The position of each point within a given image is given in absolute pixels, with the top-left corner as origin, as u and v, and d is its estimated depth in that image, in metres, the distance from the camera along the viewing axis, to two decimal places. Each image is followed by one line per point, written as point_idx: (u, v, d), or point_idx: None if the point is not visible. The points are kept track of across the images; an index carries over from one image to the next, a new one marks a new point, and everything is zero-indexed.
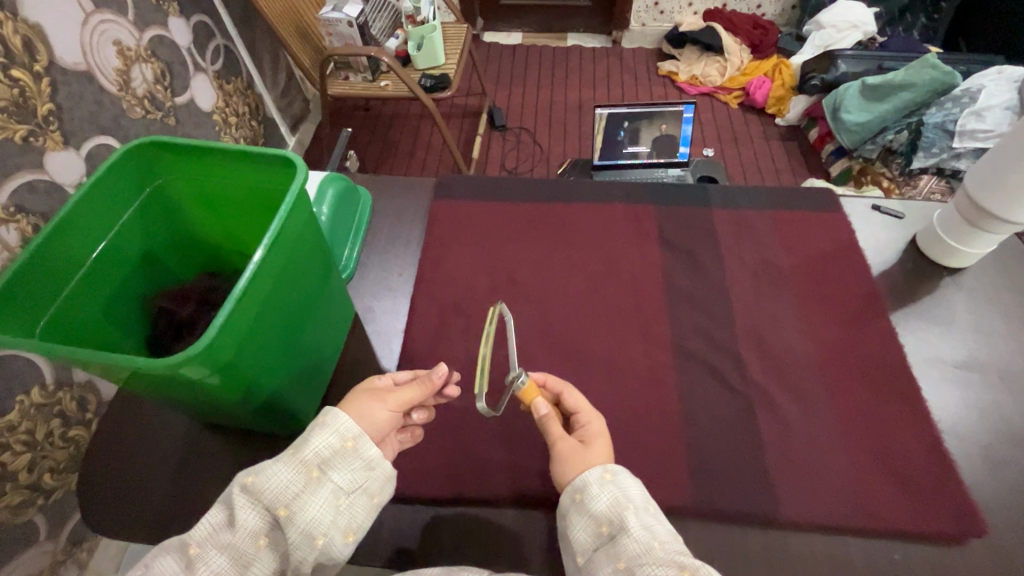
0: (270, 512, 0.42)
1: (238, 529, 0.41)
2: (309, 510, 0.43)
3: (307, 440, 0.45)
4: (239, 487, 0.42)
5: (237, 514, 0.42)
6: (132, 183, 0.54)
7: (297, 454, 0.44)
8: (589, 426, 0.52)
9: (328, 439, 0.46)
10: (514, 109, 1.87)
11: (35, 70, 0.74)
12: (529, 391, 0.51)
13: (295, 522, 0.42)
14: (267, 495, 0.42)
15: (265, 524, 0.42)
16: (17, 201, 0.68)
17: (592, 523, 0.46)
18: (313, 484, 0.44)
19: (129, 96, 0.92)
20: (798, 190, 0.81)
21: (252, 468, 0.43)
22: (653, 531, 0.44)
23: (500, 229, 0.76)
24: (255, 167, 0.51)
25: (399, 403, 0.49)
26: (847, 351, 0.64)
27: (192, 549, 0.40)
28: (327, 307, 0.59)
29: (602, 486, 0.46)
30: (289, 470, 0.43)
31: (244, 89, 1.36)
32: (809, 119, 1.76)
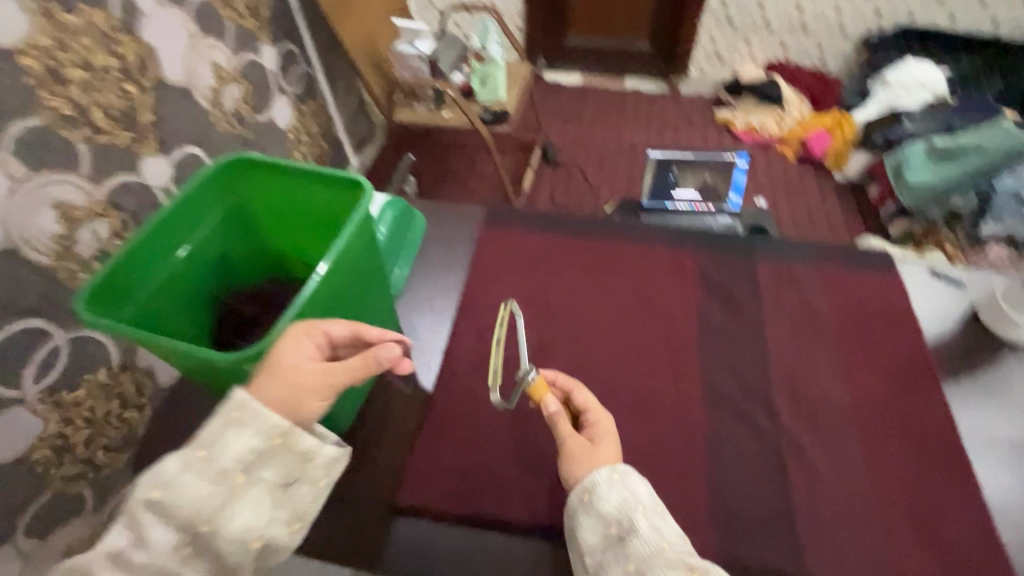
0: (187, 528, 0.41)
1: (154, 548, 0.40)
2: (236, 515, 0.42)
3: (221, 447, 0.42)
4: (146, 502, 0.40)
5: (151, 530, 0.40)
6: (218, 192, 0.59)
7: (211, 465, 0.42)
8: (598, 425, 0.53)
9: (246, 446, 0.43)
10: (567, 146, 1.92)
11: (142, 84, 0.83)
12: (538, 388, 0.53)
13: (220, 531, 0.41)
14: (180, 513, 0.41)
15: (185, 537, 0.41)
16: (113, 198, 0.76)
17: (601, 523, 0.47)
18: (237, 489, 0.42)
19: (218, 112, 1.00)
20: (851, 247, 0.79)
21: (158, 479, 0.41)
22: (661, 533, 0.45)
23: (545, 260, 0.79)
24: (328, 188, 0.56)
25: (324, 380, 0.46)
26: (891, 417, 0.62)
27: (104, 573, 0.39)
28: (377, 322, 0.63)
29: (611, 487, 0.48)
30: (203, 483, 0.41)
31: (318, 110, 1.46)
32: (869, 176, 1.73)
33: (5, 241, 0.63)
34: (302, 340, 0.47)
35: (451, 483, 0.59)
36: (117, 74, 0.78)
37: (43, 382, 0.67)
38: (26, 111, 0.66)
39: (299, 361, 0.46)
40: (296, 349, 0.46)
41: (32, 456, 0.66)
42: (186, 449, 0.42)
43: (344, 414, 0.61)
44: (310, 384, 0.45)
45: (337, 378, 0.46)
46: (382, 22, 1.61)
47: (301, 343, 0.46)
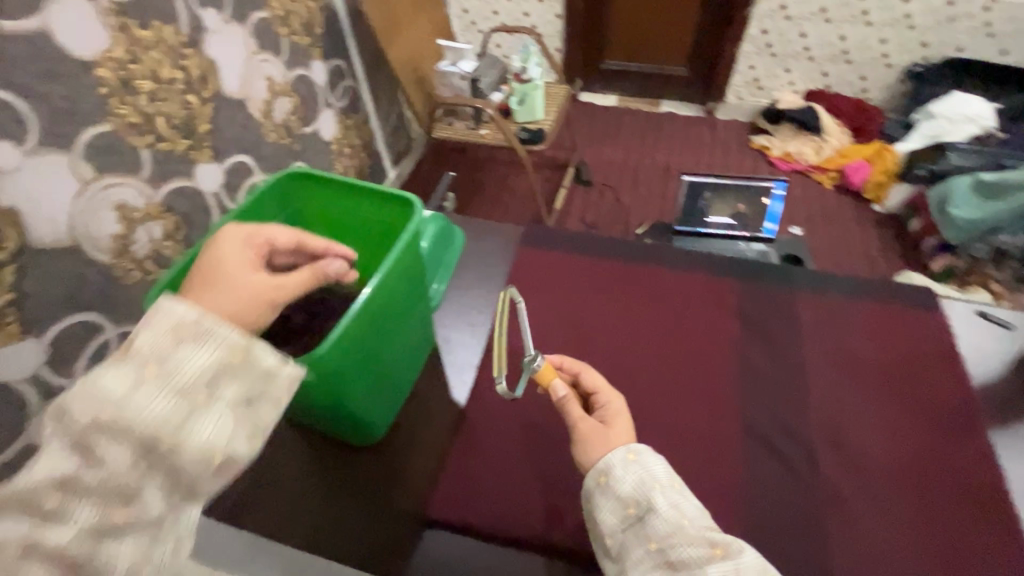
0: (143, 445, 0.33)
1: (105, 470, 0.32)
2: (204, 430, 0.35)
3: (176, 354, 0.35)
4: (88, 421, 0.32)
5: (96, 454, 0.32)
6: (276, 204, 0.62)
7: (168, 375, 0.34)
8: (609, 407, 0.52)
9: (206, 352, 0.36)
10: (600, 166, 1.94)
11: (203, 95, 0.87)
12: (546, 374, 0.52)
13: (184, 448, 0.34)
14: (137, 428, 0.33)
15: (138, 459, 0.33)
16: (168, 202, 0.81)
17: (619, 506, 0.45)
18: (202, 404, 0.35)
19: (269, 124, 1.05)
20: (894, 284, 0.78)
21: (98, 396, 0.32)
22: (682, 510, 0.43)
23: (580, 282, 0.80)
24: (381, 205, 0.60)
25: (264, 282, 0.42)
26: (936, 464, 0.60)
27: (42, 504, 0.31)
28: (415, 336, 0.65)
29: (627, 467, 0.46)
30: (163, 397, 0.34)
31: (361, 124, 1.51)
32: (909, 209, 1.69)
33: (71, 239, 0.67)
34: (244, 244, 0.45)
35: (480, 499, 0.60)
36: (181, 86, 0.82)
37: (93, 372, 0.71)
38: (99, 119, 0.70)
39: (235, 263, 0.43)
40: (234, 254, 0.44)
41: None
42: (128, 359, 0.34)
43: (380, 423, 0.63)
44: (237, 293, 0.41)
45: (281, 295, 0.43)
46: (426, 41, 1.66)
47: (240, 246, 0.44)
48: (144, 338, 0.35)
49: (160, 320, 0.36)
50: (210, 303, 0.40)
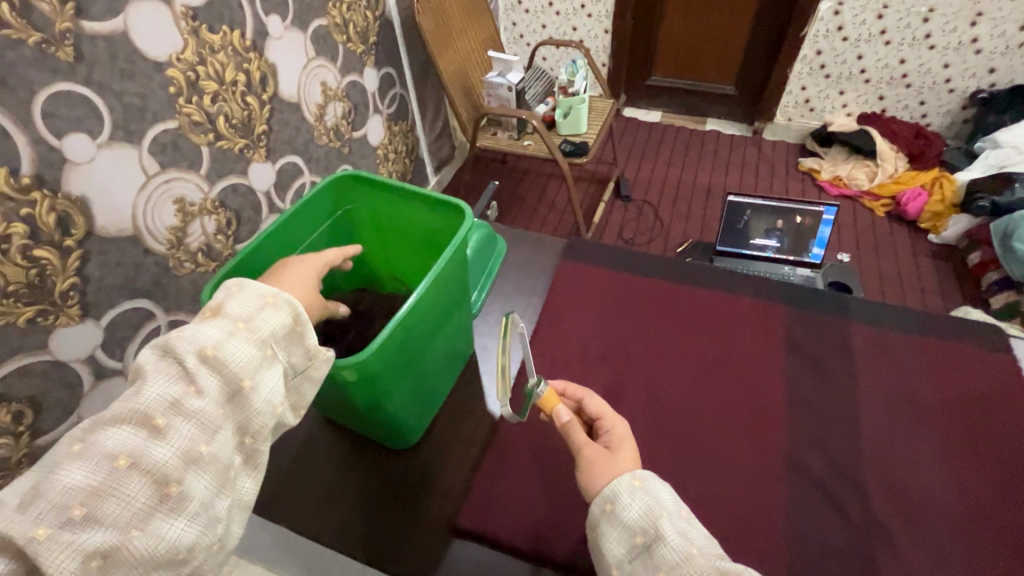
0: (231, 383, 0.40)
1: (205, 397, 0.38)
2: (270, 382, 0.42)
3: (259, 316, 0.43)
4: (193, 355, 0.39)
5: (196, 384, 0.39)
6: (330, 204, 0.64)
7: (253, 331, 0.42)
8: (614, 432, 0.50)
9: (281, 318, 0.44)
10: (641, 182, 1.92)
11: (262, 98, 0.90)
12: (548, 399, 0.50)
13: (256, 392, 0.41)
14: (231, 367, 0.40)
15: (224, 395, 0.40)
16: (222, 198, 0.84)
17: (626, 535, 0.43)
18: (270, 361, 0.43)
19: (321, 127, 1.09)
20: (957, 319, 0.73)
21: (199, 339, 0.40)
22: (690, 538, 0.41)
23: (620, 298, 0.79)
24: (431, 211, 0.60)
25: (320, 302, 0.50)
26: (1000, 516, 0.56)
27: (154, 419, 0.36)
28: (455, 342, 0.65)
29: (634, 493, 0.44)
30: (248, 346, 0.41)
31: (407, 131, 1.54)
32: (969, 241, 1.59)
33: (134, 229, 0.70)
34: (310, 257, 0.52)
35: (506, 514, 0.59)
36: (243, 88, 0.86)
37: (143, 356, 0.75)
38: (166, 116, 0.73)
39: (303, 275, 0.50)
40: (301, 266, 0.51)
41: None
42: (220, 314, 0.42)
43: (415, 424, 0.63)
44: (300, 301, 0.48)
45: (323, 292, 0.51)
46: (474, 52, 1.69)
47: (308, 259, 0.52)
48: (230, 303, 0.43)
49: (242, 292, 0.44)
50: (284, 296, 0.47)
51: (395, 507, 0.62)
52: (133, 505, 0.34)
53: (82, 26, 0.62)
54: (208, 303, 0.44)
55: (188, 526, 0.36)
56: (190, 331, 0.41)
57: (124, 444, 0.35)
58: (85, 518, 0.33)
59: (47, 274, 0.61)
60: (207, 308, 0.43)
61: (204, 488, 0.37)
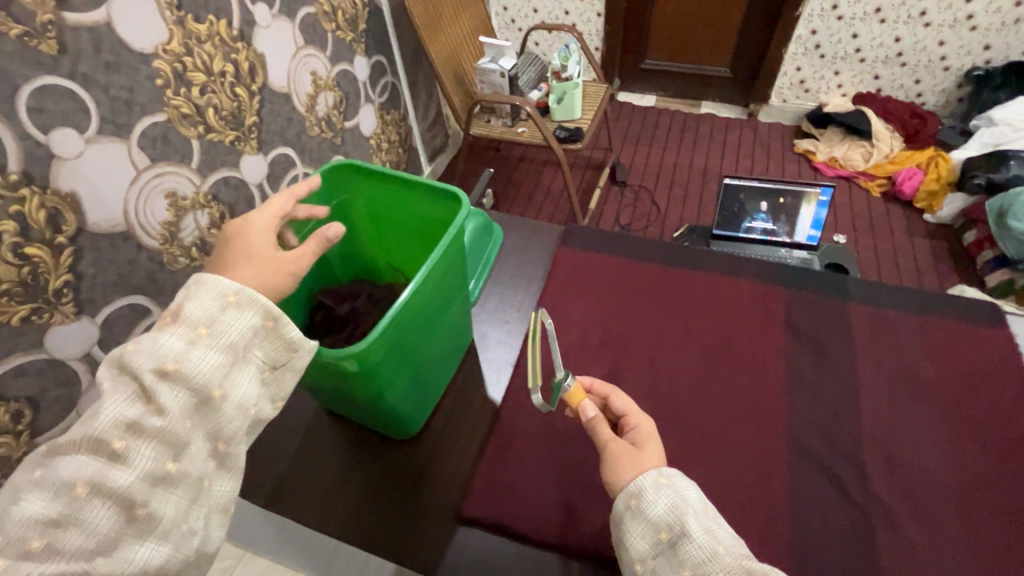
0: (197, 393, 0.39)
1: (168, 414, 0.37)
2: (240, 386, 0.41)
3: (222, 320, 0.41)
4: (151, 371, 0.37)
5: (156, 403, 0.37)
6: (324, 194, 0.62)
7: (217, 338, 0.41)
8: (639, 429, 0.50)
9: (246, 320, 0.43)
10: (636, 168, 1.91)
11: (251, 89, 0.89)
12: (576, 393, 0.51)
13: (224, 399, 0.40)
14: (196, 379, 0.39)
15: (192, 406, 0.39)
16: (214, 191, 0.83)
17: (650, 530, 0.42)
18: (239, 365, 0.42)
19: (312, 117, 1.07)
20: (953, 297, 0.74)
21: (157, 353, 0.38)
22: (717, 536, 0.40)
23: (618, 283, 0.78)
24: (428, 199, 0.59)
25: (288, 262, 0.47)
26: (996, 488, 0.57)
27: (113, 443, 0.36)
28: (454, 331, 0.65)
29: (660, 489, 0.43)
30: (212, 356, 0.40)
31: (400, 120, 1.52)
32: (966, 220, 1.59)
33: (126, 225, 0.70)
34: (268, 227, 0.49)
35: (513, 497, 0.59)
36: (231, 79, 0.84)
37: None
38: (154, 109, 0.72)
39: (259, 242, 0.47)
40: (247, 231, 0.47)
41: None
42: (178, 324, 0.39)
43: (416, 413, 0.63)
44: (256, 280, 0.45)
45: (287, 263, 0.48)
46: (466, 39, 1.66)
47: (258, 223, 0.48)
48: (189, 307, 0.41)
49: (201, 293, 0.42)
50: (241, 280, 0.44)
51: (399, 497, 0.62)
52: (99, 529, 0.34)
53: (64, 17, 0.60)
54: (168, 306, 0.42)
55: (158, 547, 0.36)
56: (148, 344, 0.39)
57: (85, 470, 0.35)
58: (46, 549, 0.32)
59: (40, 273, 0.60)
60: (167, 313, 0.41)
61: (174, 506, 0.37)
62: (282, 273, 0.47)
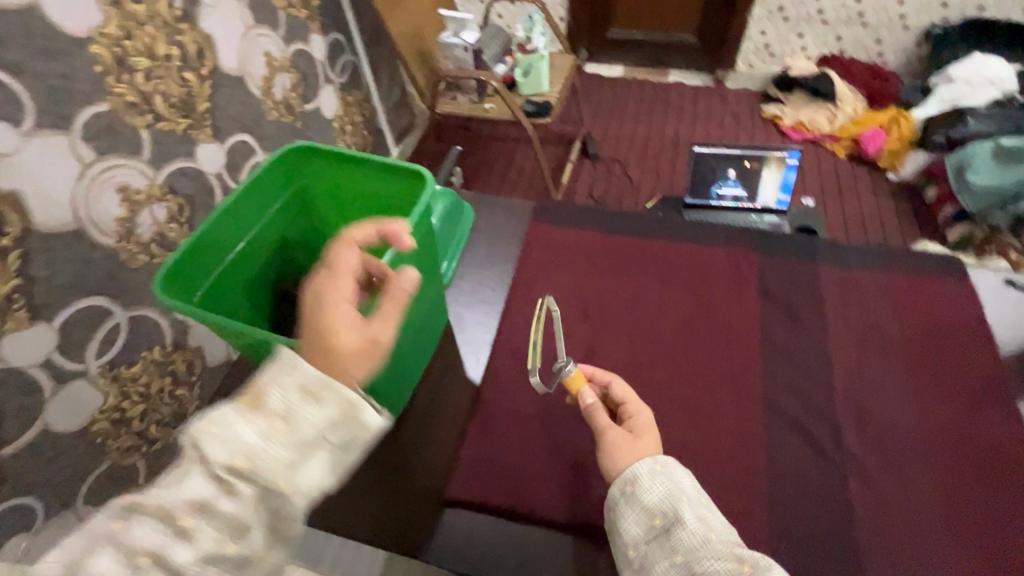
0: (264, 485, 0.37)
1: (231, 502, 0.36)
2: (309, 476, 0.38)
3: (300, 412, 0.38)
4: (225, 462, 0.36)
5: (226, 491, 0.36)
6: (281, 179, 0.60)
7: (291, 431, 0.37)
8: (637, 418, 0.53)
9: (325, 411, 0.38)
10: (607, 140, 1.89)
11: (201, 73, 0.84)
12: (575, 379, 0.54)
13: (290, 495, 0.37)
14: (263, 474, 0.36)
15: (258, 496, 0.37)
16: (170, 183, 0.79)
17: (644, 516, 0.45)
18: (312, 457, 0.38)
19: (269, 101, 1.00)
20: (917, 253, 0.76)
21: (233, 441, 0.36)
22: (708, 524, 0.43)
23: (593, 257, 0.78)
24: (391, 179, 0.58)
25: (363, 346, 0.41)
26: (960, 434, 0.59)
27: (180, 520, 0.35)
28: (428, 314, 0.64)
29: (656, 478, 0.46)
30: (284, 452, 0.37)
31: (362, 101, 1.44)
32: (926, 177, 1.63)
33: (76, 222, 0.66)
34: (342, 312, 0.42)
35: (498, 478, 0.59)
36: (178, 63, 0.79)
37: (104, 357, 0.71)
38: (96, 98, 0.67)
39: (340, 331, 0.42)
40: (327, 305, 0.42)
41: (92, 427, 0.71)
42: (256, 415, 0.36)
43: (394, 398, 0.62)
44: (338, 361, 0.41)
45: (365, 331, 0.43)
46: (427, 13, 1.60)
47: (332, 297, 0.43)
48: (270, 392, 0.38)
49: (286, 378, 0.38)
50: (320, 365, 0.40)
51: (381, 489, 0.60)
52: None
53: None
54: (253, 379, 0.39)
55: None
56: (228, 429, 0.36)
57: (151, 540, 0.35)
58: None
59: None
60: (250, 390, 0.38)
61: None
62: (361, 357, 0.41)
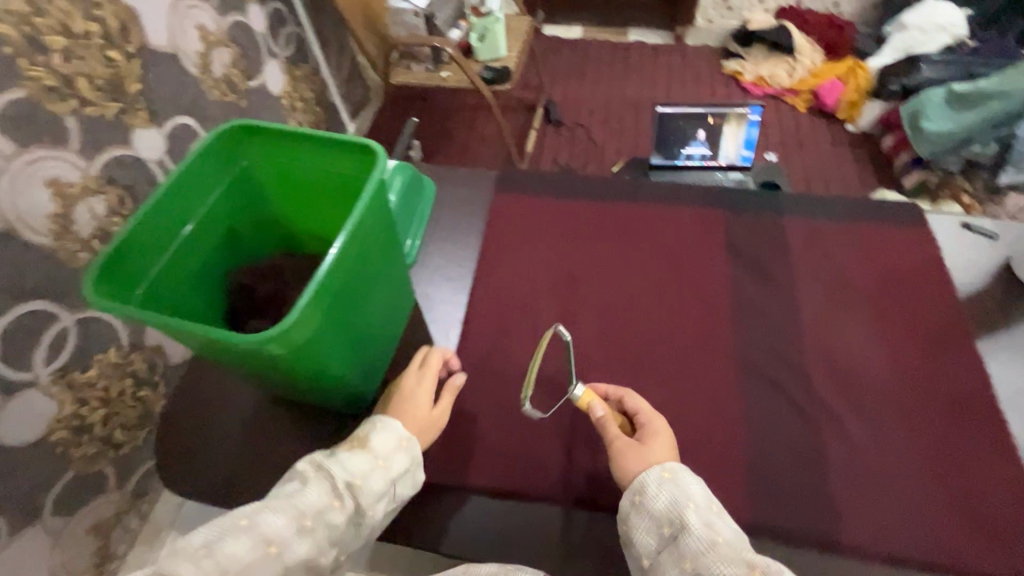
0: (356, 510, 0.48)
1: (336, 517, 0.47)
2: (381, 511, 0.50)
3: (392, 455, 0.51)
4: (340, 481, 0.48)
5: (337, 504, 0.47)
6: (220, 164, 0.55)
7: (386, 468, 0.50)
8: (650, 425, 0.53)
9: (404, 459, 0.52)
10: (570, 104, 1.85)
11: (127, 51, 0.77)
12: (585, 398, 0.53)
13: (370, 521, 0.49)
14: (361, 498, 0.48)
15: (350, 518, 0.48)
16: (107, 173, 0.73)
17: (653, 525, 0.47)
18: (388, 495, 0.51)
19: (209, 79, 0.94)
20: (878, 201, 0.76)
21: (349, 468, 0.49)
22: (715, 529, 0.45)
23: (560, 226, 0.76)
24: (339, 156, 0.53)
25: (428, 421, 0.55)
26: (924, 376, 0.61)
27: (305, 520, 0.45)
28: (392, 296, 0.61)
29: (663, 486, 0.48)
30: (379, 484, 0.50)
31: (311, 74, 1.36)
32: (883, 127, 1.65)
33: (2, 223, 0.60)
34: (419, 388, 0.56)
35: (472, 456, 0.59)
36: (100, 41, 0.72)
37: (54, 363, 0.67)
38: (9, 84, 0.61)
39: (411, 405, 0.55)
40: (420, 384, 0.56)
41: (51, 436, 0.68)
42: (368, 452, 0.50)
43: (364, 388, 0.60)
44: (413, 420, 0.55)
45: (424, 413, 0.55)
46: None
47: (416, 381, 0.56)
48: (375, 439, 0.51)
49: (387, 430, 0.52)
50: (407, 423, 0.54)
51: None
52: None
53: None
54: (358, 431, 0.52)
55: None
56: (345, 459, 0.49)
57: (278, 532, 0.44)
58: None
59: None
60: (358, 437, 0.52)
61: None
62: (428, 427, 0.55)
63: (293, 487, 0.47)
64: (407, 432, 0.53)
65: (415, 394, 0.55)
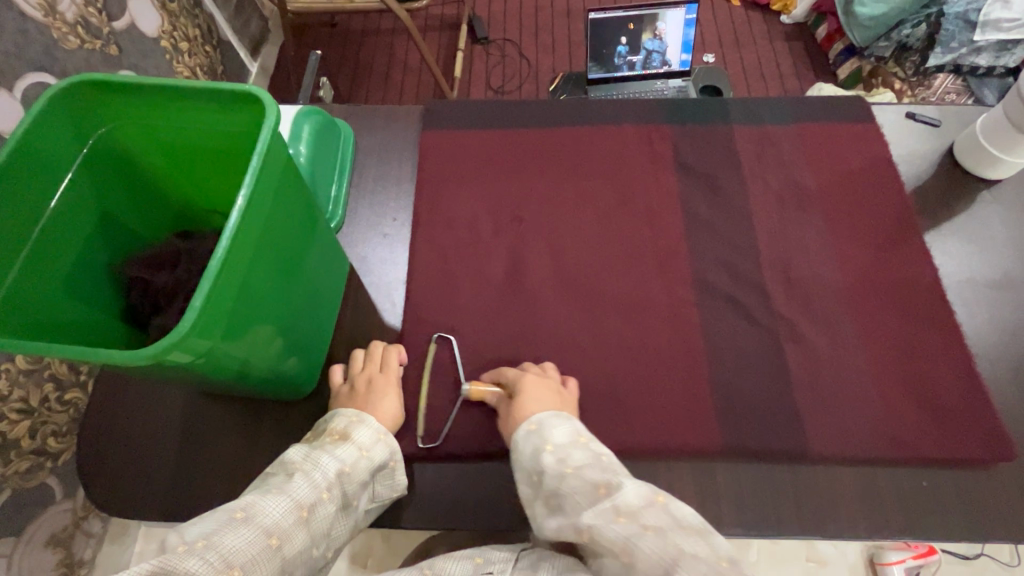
0: (345, 501, 0.46)
1: (329, 508, 0.44)
2: (364, 501, 0.48)
3: (370, 446, 0.49)
4: (332, 470, 0.45)
5: (330, 493, 0.44)
6: (70, 134, 0.45)
7: (370, 457, 0.48)
8: (521, 388, 0.52)
9: (382, 450, 0.50)
10: (495, 18, 1.69)
11: None
12: (476, 392, 0.54)
13: (356, 511, 0.47)
14: (351, 487, 0.46)
15: (339, 511, 0.45)
16: None
17: (525, 476, 0.46)
18: (369, 487, 0.49)
19: (59, 22, 0.74)
20: (824, 99, 0.73)
21: (338, 457, 0.46)
22: (568, 460, 0.44)
23: (500, 162, 0.70)
24: (221, 108, 0.44)
25: (396, 411, 0.53)
26: (878, 276, 0.61)
27: (302, 511, 0.42)
28: (317, 267, 0.54)
29: (528, 438, 0.47)
30: (367, 473, 0.48)
31: (192, 7, 1.13)
32: (818, 14, 1.59)
33: None
34: (382, 384, 0.54)
35: (441, 426, 0.55)
36: None
37: None
38: None
39: (376, 399, 0.53)
40: (386, 386, 0.54)
41: None
42: (352, 444, 0.48)
43: (303, 371, 0.54)
44: (387, 413, 0.53)
45: (392, 405, 0.53)
46: None
47: (374, 377, 0.54)
48: (357, 432, 0.49)
49: (365, 424, 0.50)
50: (381, 417, 0.52)
51: None
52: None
53: None
54: (335, 425, 0.49)
55: None
56: (329, 451, 0.47)
57: (277, 524, 0.40)
58: None
59: None
60: (336, 431, 0.49)
61: None
62: (397, 416, 0.53)
63: (281, 480, 0.44)
64: (382, 426, 0.51)
65: (377, 388, 0.53)
